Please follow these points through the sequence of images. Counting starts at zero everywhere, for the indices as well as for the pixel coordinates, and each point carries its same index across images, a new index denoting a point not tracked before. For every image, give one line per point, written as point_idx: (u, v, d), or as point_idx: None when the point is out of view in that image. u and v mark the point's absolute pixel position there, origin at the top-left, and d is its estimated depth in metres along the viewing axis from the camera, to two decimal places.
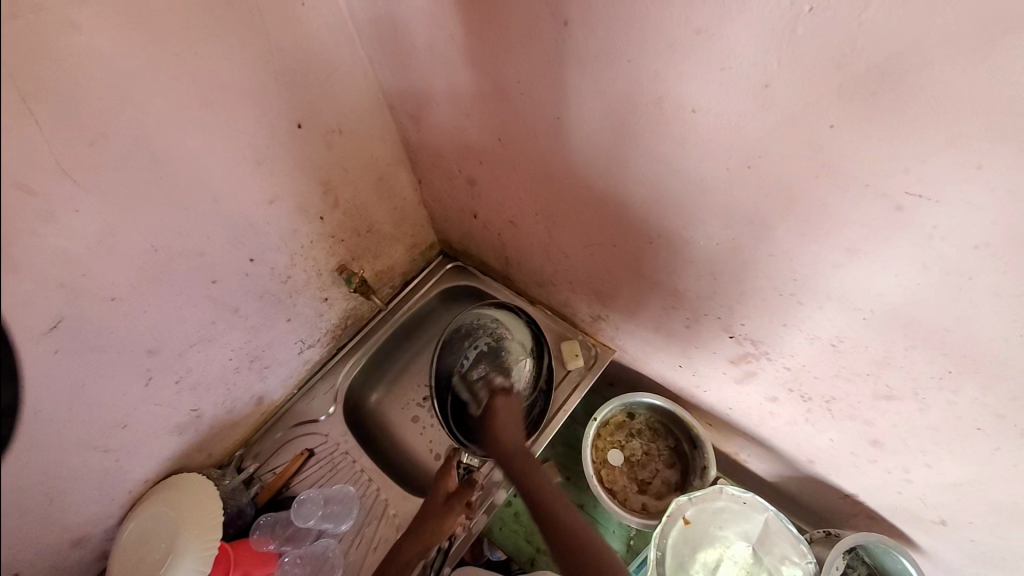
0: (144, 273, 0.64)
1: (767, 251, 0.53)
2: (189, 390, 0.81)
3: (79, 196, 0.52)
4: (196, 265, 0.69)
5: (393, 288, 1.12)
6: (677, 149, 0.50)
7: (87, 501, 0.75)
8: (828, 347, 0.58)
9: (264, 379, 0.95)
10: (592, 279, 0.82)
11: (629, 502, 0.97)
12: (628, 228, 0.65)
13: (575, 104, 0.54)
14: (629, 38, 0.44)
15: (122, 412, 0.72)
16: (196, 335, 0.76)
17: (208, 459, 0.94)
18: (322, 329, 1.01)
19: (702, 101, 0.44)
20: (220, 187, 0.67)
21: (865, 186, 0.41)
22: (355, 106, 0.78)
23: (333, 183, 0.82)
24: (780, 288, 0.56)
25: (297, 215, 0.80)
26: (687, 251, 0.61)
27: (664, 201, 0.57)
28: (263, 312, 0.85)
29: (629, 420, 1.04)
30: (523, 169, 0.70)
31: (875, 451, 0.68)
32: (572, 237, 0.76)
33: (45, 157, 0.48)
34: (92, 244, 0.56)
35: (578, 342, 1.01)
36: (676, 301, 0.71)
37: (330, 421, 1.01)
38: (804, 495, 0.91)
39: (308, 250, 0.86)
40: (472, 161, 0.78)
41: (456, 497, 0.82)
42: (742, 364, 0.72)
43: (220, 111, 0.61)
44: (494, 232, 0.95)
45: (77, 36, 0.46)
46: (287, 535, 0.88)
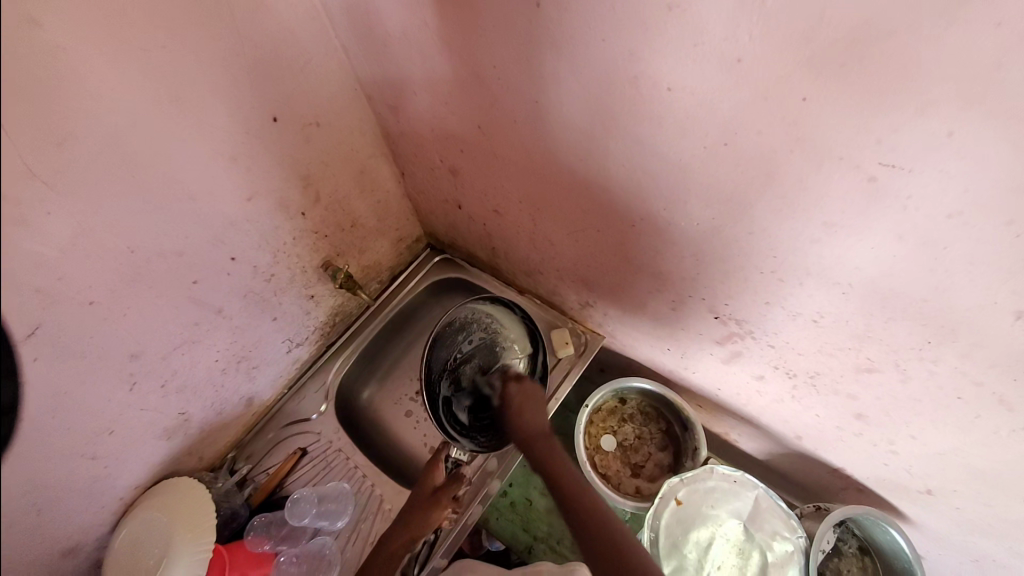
0: (123, 275, 0.63)
1: (747, 229, 0.53)
2: (176, 393, 0.80)
3: (49, 198, 0.51)
4: (176, 266, 0.68)
5: (380, 283, 1.11)
6: (655, 129, 0.50)
7: (77, 510, 0.74)
8: (810, 323, 0.58)
9: (252, 380, 0.94)
10: (579, 265, 0.82)
11: (623, 486, 0.98)
12: (611, 212, 0.65)
13: (552, 87, 0.54)
14: (602, 16, 0.44)
15: (108, 418, 0.71)
16: (180, 337, 0.75)
17: (199, 462, 0.93)
18: (310, 328, 1.00)
19: (677, 80, 0.44)
20: (197, 186, 0.65)
21: (840, 160, 0.41)
22: (331, 98, 0.76)
23: (313, 178, 0.81)
24: (761, 265, 0.56)
25: (277, 212, 0.79)
26: (670, 233, 0.61)
27: (644, 183, 0.57)
28: (248, 311, 0.84)
29: (620, 406, 1.04)
30: (505, 157, 0.70)
31: (861, 424, 0.69)
32: (556, 224, 0.76)
33: (11, 158, 0.47)
34: (65, 247, 0.55)
35: (568, 331, 1.01)
36: (661, 283, 0.71)
37: (321, 419, 1.01)
38: (794, 471, 0.93)
39: (290, 247, 0.85)
40: (453, 150, 0.77)
41: (442, 491, 0.84)
42: (729, 344, 0.73)
43: (191, 107, 0.60)
44: (479, 223, 0.94)
45: (38, 33, 0.45)
46: (283, 535, 0.88)
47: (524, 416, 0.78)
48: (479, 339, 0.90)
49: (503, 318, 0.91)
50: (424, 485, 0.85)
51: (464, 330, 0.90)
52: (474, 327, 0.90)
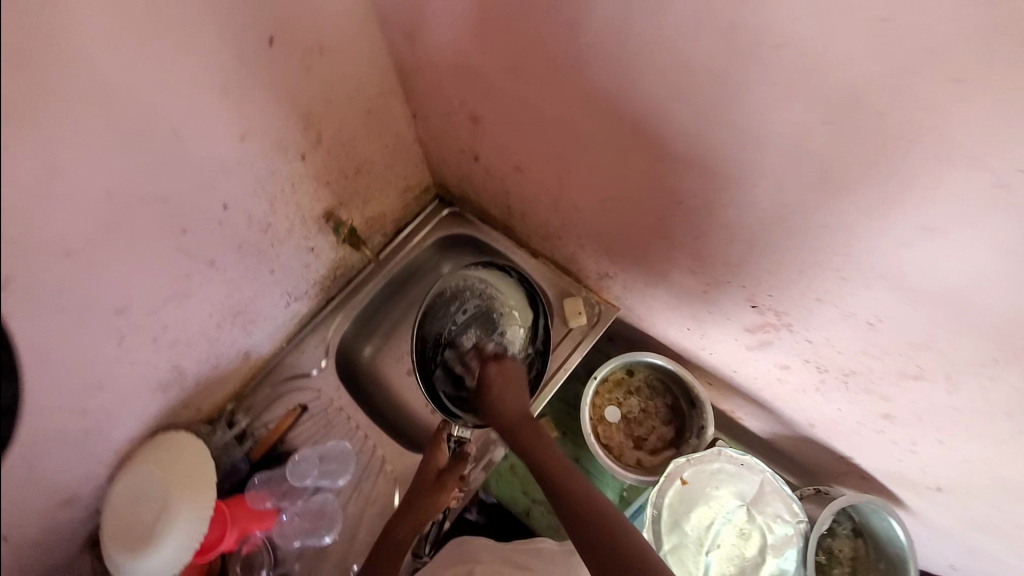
0: (102, 223, 0.55)
1: (822, 223, 0.47)
2: (168, 347, 0.75)
3: (4, 130, 0.43)
4: (162, 214, 0.60)
5: (384, 236, 1.03)
6: (738, 95, 0.42)
7: (70, 462, 0.71)
8: (864, 326, 0.53)
9: (249, 333, 0.89)
10: (607, 236, 0.75)
11: (624, 457, 0.98)
12: (658, 186, 0.57)
13: (616, 29, 0.44)
14: None
15: (96, 373, 0.66)
16: (170, 291, 0.69)
17: (195, 414, 0.90)
18: (310, 281, 0.94)
19: (787, 37, 0.36)
20: (181, 121, 0.56)
21: (970, 157, 0.34)
22: (337, 19, 0.64)
23: (315, 117, 0.71)
24: (825, 263, 0.50)
25: (275, 154, 0.69)
26: (724, 215, 0.54)
27: (706, 157, 0.49)
28: (244, 264, 0.77)
29: (627, 377, 1.03)
30: (539, 109, 0.60)
31: (884, 423, 0.67)
32: (589, 190, 0.67)
33: None
34: (29, 191, 0.46)
35: (581, 300, 0.96)
36: (700, 266, 0.65)
37: (321, 374, 0.98)
38: (797, 453, 0.93)
39: (290, 194, 0.76)
40: (477, 95, 0.67)
41: (448, 473, 0.81)
42: (757, 333, 0.68)
43: (171, 21, 0.49)
44: (497, 179, 0.85)
45: None
46: (283, 492, 0.88)
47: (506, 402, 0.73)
48: (473, 308, 0.85)
49: (500, 284, 0.86)
50: (429, 468, 0.83)
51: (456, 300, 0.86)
52: (468, 295, 0.85)
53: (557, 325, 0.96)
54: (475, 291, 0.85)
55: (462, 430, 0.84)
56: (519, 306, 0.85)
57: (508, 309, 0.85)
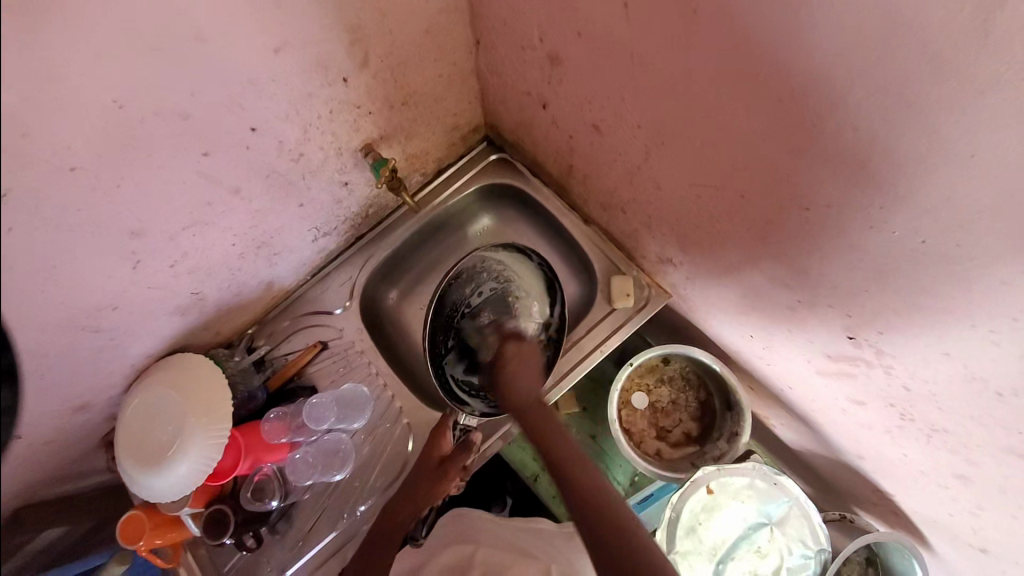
0: (113, 137, 0.47)
1: (1001, 277, 0.36)
2: (188, 274, 0.70)
3: None
4: (181, 132, 0.52)
5: (424, 177, 0.93)
6: (953, 94, 0.30)
7: (86, 375, 0.69)
8: (990, 394, 0.45)
9: (273, 265, 0.84)
10: (683, 222, 0.65)
11: (643, 446, 0.95)
12: (773, 185, 0.46)
13: None
14: None
15: (111, 294, 0.62)
16: (190, 217, 0.62)
17: (215, 338, 0.88)
18: (341, 217, 0.86)
19: None
20: (207, 22, 0.46)
21: None
22: None
23: (364, 32, 0.59)
24: (978, 318, 0.40)
25: (314, 73, 0.59)
26: (853, 235, 0.43)
27: (861, 167, 0.38)
28: (272, 194, 0.70)
29: (662, 365, 0.97)
30: (643, 62, 0.48)
31: (954, 481, 0.58)
32: (679, 170, 0.56)
33: None
34: (22, 92, 0.39)
35: (631, 281, 0.88)
36: (794, 282, 0.55)
37: (344, 315, 0.93)
38: (827, 475, 0.88)
39: (327, 121, 0.66)
40: (565, 29, 0.54)
41: (450, 462, 0.79)
42: (839, 362, 0.60)
43: None
44: (564, 134, 0.73)
45: None
46: (298, 427, 0.85)
47: (513, 387, 0.68)
48: (489, 291, 0.79)
49: (519, 268, 0.81)
50: (430, 455, 0.81)
51: (472, 282, 0.80)
52: (485, 278, 0.80)
53: (600, 304, 0.89)
54: (492, 273, 0.80)
55: (468, 418, 0.81)
56: (537, 291, 0.79)
57: (526, 294, 0.79)
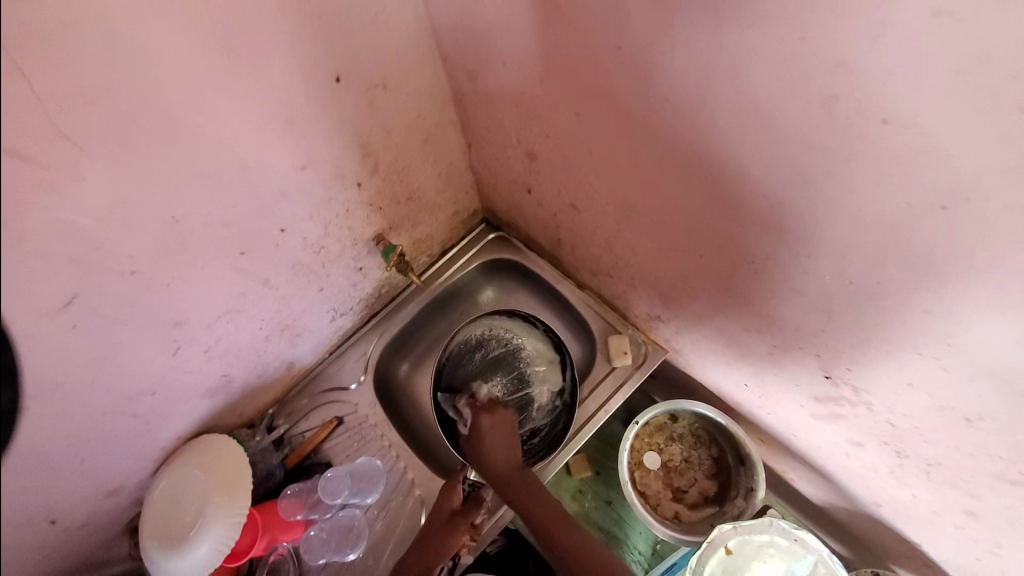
0: (166, 245, 0.57)
1: (923, 307, 0.40)
2: (218, 357, 0.78)
3: (85, 162, 0.45)
4: (222, 236, 0.62)
5: (430, 258, 1.03)
6: (830, 167, 0.37)
7: (120, 459, 0.75)
8: (961, 421, 0.47)
9: (294, 346, 0.91)
10: (661, 282, 0.71)
11: (660, 509, 0.92)
12: (723, 244, 0.53)
13: (692, 86, 0.41)
14: (804, 7, 0.31)
15: (151, 380, 0.69)
16: (224, 306, 0.71)
17: (238, 419, 0.93)
18: (356, 298, 0.95)
19: (902, 112, 0.31)
20: (247, 152, 0.58)
21: None
22: (402, 56, 0.65)
23: (372, 146, 0.72)
24: (922, 347, 0.44)
25: (332, 181, 0.70)
26: (797, 281, 0.49)
27: (783, 225, 0.45)
28: (294, 282, 0.79)
29: (670, 423, 0.98)
30: (600, 153, 0.58)
31: (967, 520, 0.58)
32: (646, 237, 0.64)
33: (39, 118, 0.41)
34: (101, 216, 0.49)
35: (627, 339, 0.93)
36: (765, 328, 0.60)
37: (359, 390, 0.98)
38: (857, 529, 0.84)
39: (343, 218, 0.77)
40: (536, 132, 0.65)
41: (461, 516, 0.79)
42: (828, 404, 0.62)
43: (245, 61, 0.51)
44: (550, 212, 0.83)
45: None
46: (314, 503, 0.88)
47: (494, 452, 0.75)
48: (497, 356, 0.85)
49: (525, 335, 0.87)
50: (441, 507, 0.80)
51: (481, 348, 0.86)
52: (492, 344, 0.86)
53: (600, 364, 0.93)
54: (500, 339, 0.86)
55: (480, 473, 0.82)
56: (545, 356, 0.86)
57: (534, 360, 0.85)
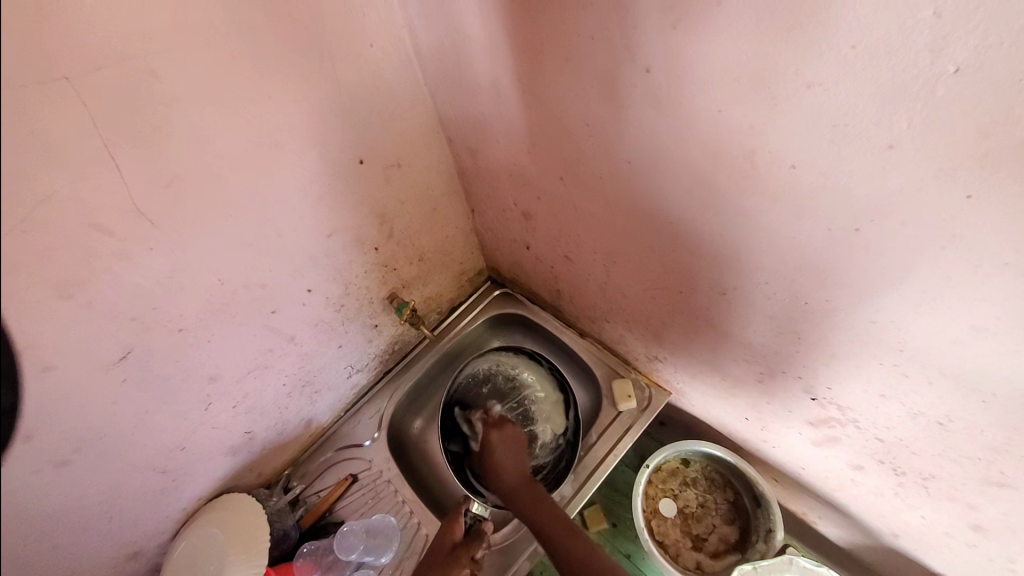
0: (210, 305, 0.66)
1: (870, 317, 0.46)
2: (244, 413, 0.83)
3: (153, 235, 0.55)
4: (257, 297, 0.71)
5: (440, 314, 1.11)
6: (766, 204, 0.45)
7: (145, 517, 0.77)
8: (935, 426, 0.51)
9: (313, 402, 0.96)
10: (652, 320, 0.77)
11: (681, 558, 0.91)
12: (698, 278, 0.60)
13: (648, 148, 0.51)
14: (717, 87, 0.41)
15: (182, 435, 0.74)
16: (253, 362, 0.78)
17: (257, 478, 0.96)
18: (371, 355, 1.02)
19: (806, 158, 0.40)
20: (283, 223, 0.68)
21: (1005, 264, 0.35)
22: (413, 140, 0.78)
23: (388, 215, 0.82)
24: (880, 355, 0.48)
25: (353, 246, 0.80)
26: (766, 306, 0.55)
27: (742, 254, 0.52)
28: (317, 339, 0.87)
29: (682, 467, 0.97)
30: (584, 209, 0.67)
31: (978, 537, 0.59)
32: (632, 279, 0.72)
33: (124, 201, 0.51)
34: (161, 280, 0.58)
35: (630, 382, 0.96)
36: (749, 354, 0.65)
37: (373, 446, 1.01)
38: (886, 570, 0.81)
39: (361, 279, 0.86)
40: (529, 195, 0.76)
41: (463, 548, 0.80)
42: (822, 427, 0.65)
43: (286, 150, 0.63)
44: (547, 265, 0.92)
45: (158, 85, 0.48)
46: (328, 563, 0.89)
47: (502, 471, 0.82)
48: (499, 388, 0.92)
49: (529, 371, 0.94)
50: (445, 540, 0.82)
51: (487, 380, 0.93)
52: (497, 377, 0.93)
53: (606, 408, 0.96)
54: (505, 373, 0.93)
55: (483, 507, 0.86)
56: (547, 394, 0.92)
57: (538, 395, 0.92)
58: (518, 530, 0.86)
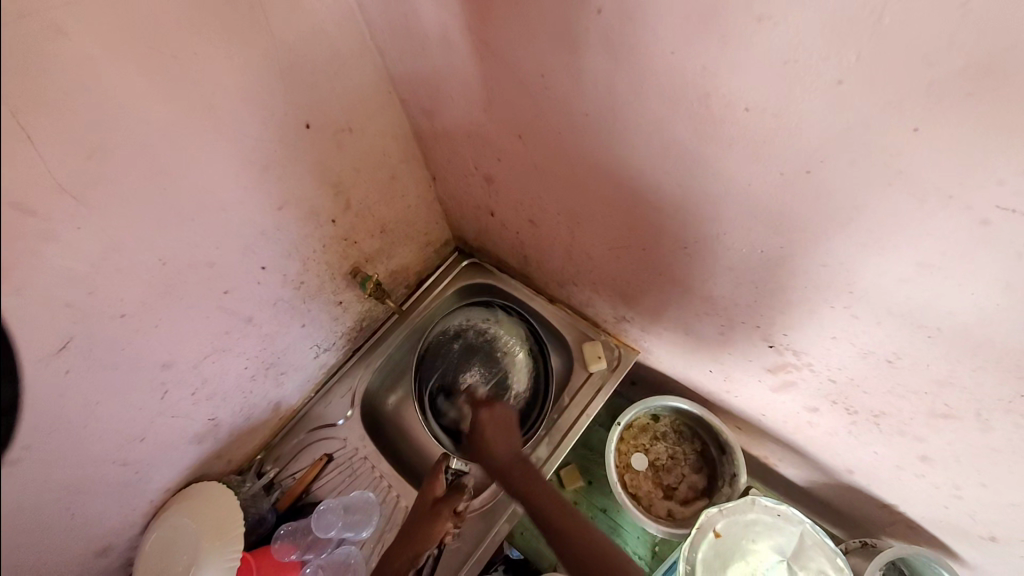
0: (154, 287, 0.61)
1: (822, 261, 0.47)
2: (206, 400, 0.80)
3: (81, 212, 0.50)
4: (206, 277, 0.67)
5: (407, 288, 1.09)
6: (723, 151, 0.45)
7: (109, 513, 0.74)
8: (884, 362, 0.53)
9: (280, 384, 0.94)
10: (619, 281, 0.78)
11: (654, 508, 0.94)
12: (660, 234, 0.60)
13: (606, 99, 0.49)
14: (671, 28, 0.39)
15: (140, 426, 0.71)
16: (211, 346, 0.74)
17: (228, 465, 0.93)
18: (338, 333, 0.99)
19: (758, 100, 0.39)
20: (228, 196, 0.64)
21: (949, 199, 0.36)
22: (364, 102, 0.73)
23: (344, 185, 0.79)
24: (832, 298, 0.50)
25: (308, 219, 0.77)
26: (725, 257, 0.56)
27: (699, 206, 0.52)
28: (278, 319, 0.83)
29: (653, 423, 1.00)
30: (545, 169, 0.65)
31: (924, 466, 0.64)
32: (596, 240, 0.71)
33: (40, 174, 0.46)
34: (96, 262, 0.54)
35: (600, 344, 0.97)
36: (712, 307, 0.66)
37: (347, 424, 1.00)
38: (841, 503, 0.87)
39: (320, 254, 0.83)
40: (488, 157, 0.73)
41: (444, 502, 0.81)
42: (780, 373, 0.68)
43: (225, 114, 0.58)
44: (512, 232, 0.90)
45: (65, 40, 0.43)
46: (308, 544, 0.88)
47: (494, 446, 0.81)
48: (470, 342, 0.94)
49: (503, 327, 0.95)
50: (427, 496, 0.83)
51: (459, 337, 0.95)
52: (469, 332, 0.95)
53: (578, 370, 0.97)
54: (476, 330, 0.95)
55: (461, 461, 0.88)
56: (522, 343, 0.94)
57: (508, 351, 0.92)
58: (497, 495, 0.87)
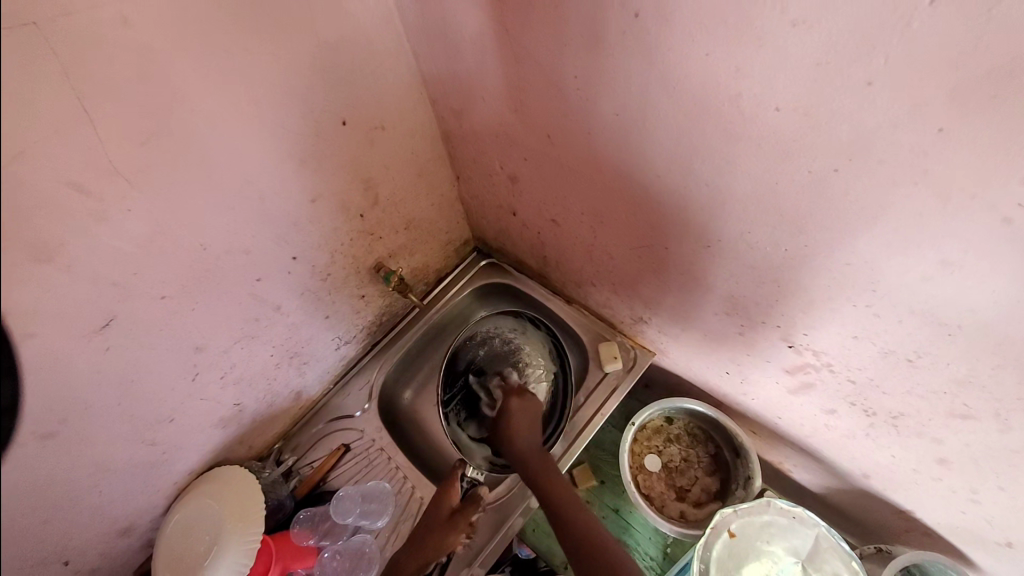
0: (192, 271, 0.64)
1: (844, 259, 0.49)
2: (232, 385, 0.82)
3: (132, 195, 0.53)
4: (241, 264, 0.70)
5: (427, 285, 1.11)
6: (750, 151, 0.47)
7: (135, 491, 0.77)
8: (904, 362, 0.54)
9: (302, 374, 0.96)
10: (638, 281, 0.79)
11: (666, 509, 0.94)
12: (682, 232, 0.62)
13: (635, 99, 0.51)
14: (706, 32, 0.41)
15: (170, 406, 0.73)
16: (241, 332, 0.77)
17: (248, 452, 0.95)
18: (359, 326, 1.02)
19: (789, 100, 0.41)
20: (266, 187, 0.67)
21: (972, 197, 0.37)
22: (397, 101, 0.76)
23: (373, 181, 0.81)
24: (854, 296, 0.51)
25: (338, 213, 0.79)
26: (748, 256, 0.57)
27: (724, 205, 0.54)
28: (304, 308, 0.86)
29: (666, 424, 1.01)
30: (571, 168, 0.67)
31: (941, 470, 0.64)
32: (618, 239, 0.73)
33: (99, 158, 0.49)
34: (142, 244, 0.57)
35: (616, 344, 0.99)
36: (732, 307, 0.67)
37: (365, 416, 1.02)
38: (856, 511, 0.87)
39: (347, 247, 0.85)
40: (515, 157, 0.76)
41: (461, 514, 0.83)
42: (798, 374, 0.69)
43: (268, 107, 0.61)
44: (533, 231, 0.92)
45: (130, 33, 0.46)
46: (326, 530, 0.90)
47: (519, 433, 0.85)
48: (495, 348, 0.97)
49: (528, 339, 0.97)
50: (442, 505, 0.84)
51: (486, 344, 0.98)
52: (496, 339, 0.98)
53: (593, 369, 0.98)
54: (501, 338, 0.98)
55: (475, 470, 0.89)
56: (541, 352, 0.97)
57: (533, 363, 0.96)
58: (512, 489, 0.89)
